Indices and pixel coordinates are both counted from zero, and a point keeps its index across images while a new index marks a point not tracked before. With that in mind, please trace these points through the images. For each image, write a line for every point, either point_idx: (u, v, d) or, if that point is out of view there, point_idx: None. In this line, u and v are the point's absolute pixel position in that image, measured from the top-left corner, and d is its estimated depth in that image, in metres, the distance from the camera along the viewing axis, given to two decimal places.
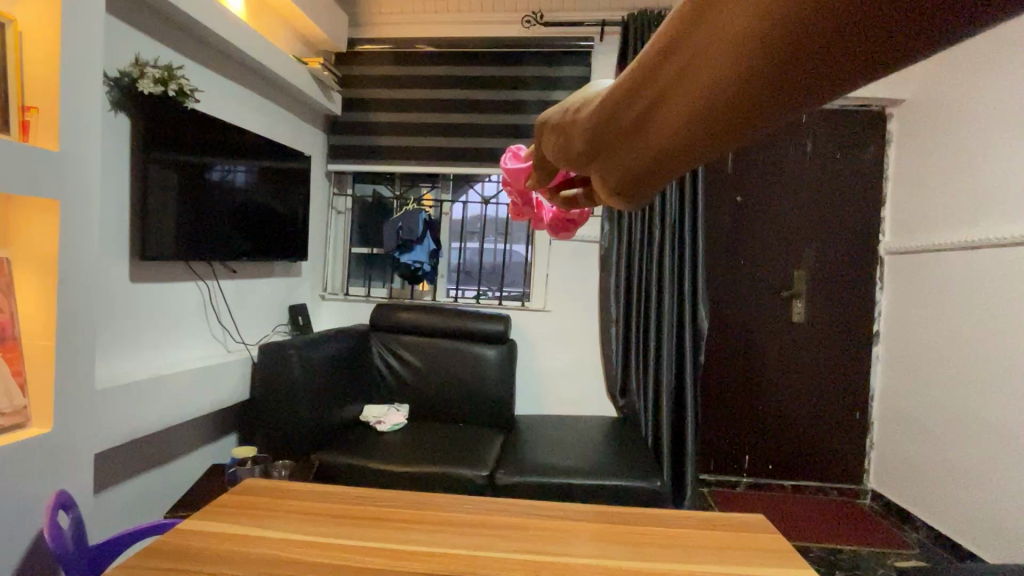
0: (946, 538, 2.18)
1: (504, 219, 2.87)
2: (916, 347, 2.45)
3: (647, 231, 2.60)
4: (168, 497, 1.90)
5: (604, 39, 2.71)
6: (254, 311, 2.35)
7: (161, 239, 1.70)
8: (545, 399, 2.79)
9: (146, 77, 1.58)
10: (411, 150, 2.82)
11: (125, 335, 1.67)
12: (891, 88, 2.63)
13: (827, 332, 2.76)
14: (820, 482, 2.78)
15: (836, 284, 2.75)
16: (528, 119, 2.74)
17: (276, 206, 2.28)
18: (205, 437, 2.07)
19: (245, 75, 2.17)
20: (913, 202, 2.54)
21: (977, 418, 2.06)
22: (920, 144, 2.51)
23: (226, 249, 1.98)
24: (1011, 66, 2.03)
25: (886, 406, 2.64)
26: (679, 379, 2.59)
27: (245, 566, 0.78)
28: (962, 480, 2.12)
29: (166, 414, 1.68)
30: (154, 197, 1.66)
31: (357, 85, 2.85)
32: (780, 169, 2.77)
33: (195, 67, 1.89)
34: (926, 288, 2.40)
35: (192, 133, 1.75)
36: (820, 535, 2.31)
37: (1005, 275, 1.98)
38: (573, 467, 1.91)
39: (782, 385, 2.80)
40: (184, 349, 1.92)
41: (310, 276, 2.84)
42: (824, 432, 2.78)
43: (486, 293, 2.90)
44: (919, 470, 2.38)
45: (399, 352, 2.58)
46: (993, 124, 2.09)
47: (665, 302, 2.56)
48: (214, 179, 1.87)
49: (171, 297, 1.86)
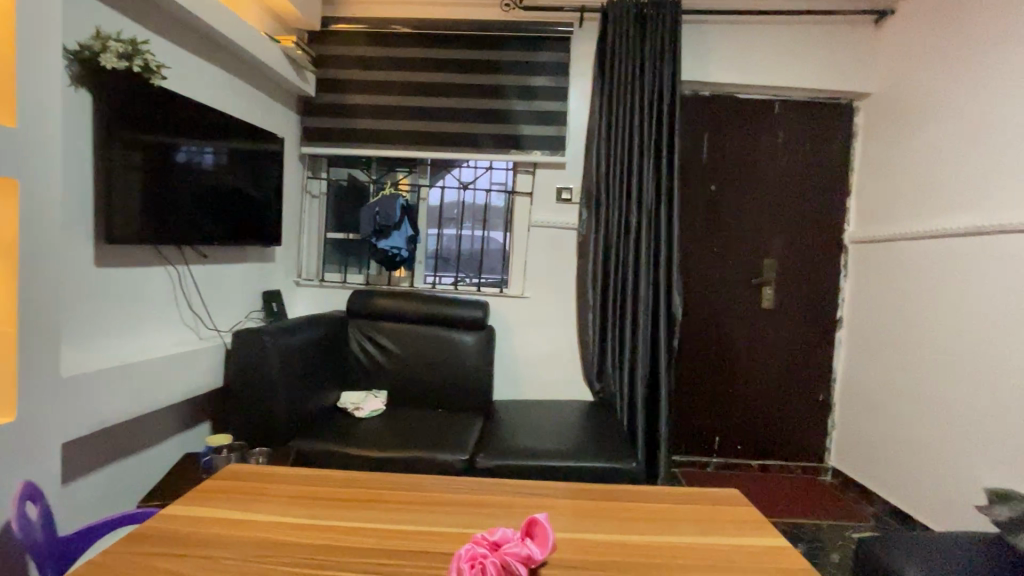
0: (901, 511, 2.32)
1: (482, 205, 2.86)
2: (875, 332, 2.58)
3: (624, 218, 2.63)
4: (140, 486, 1.86)
5: (583, 25, 2.72)
6: (227, 297, 2.29)
7: (127, 221, 1.63)
8: (524, 384, 2.83)
9: (110, 51, 1.50)
10: (387, 134, 2.76)
11: (89, 321, 1.61)
12: (858, 81, 2.71)
13: (794, 317, 2.86)
14: (784, 461, 2.90)
15: (804, 271, 2.85)
16: (508, 104, 2.71)
17: (248, 189, 2.21)
18: (176, 426, 2.02)
19: (216, 54, 2.10)
20: (877, 192, 2.63)
21: (932, 400, 2.18)
22: (885, 136, 2.61)
23: (196, 233, 1.92)
24: (973, 63, 2.12)
25: (848, 388, 2.77)
26: (654, 364, 2.65)
27: (231, 546, 0.83)
28: (917, 457, 2.25)
29: (135, 404, 1.63)
30: (118, 178, 1.59)
31: (331, 65, 2.78)
32: (752, 157, 2.84)
33: (162, 42, 1.82)
34: (887, 276, 2.51)
35: (156, 112, 1.67)
36: (786, 511, 2.42)
37: (961, 263, 2.08)
38: (550, 450, 1.95)
39: (751, 369, 2.90)
40: (154, 336, 1.86)
41: (284, 261, 2.78)
42: (789, 414, 2.89)
43: (464, 279, 2.89)
44: (877, 448, 2.51)
45: (376, 339, 2.56)
46: (953, 119, 2.19)
47: (641, 289, 2.61)
48: (181, 160, 1.80)
49: (140, 283, 1.79)
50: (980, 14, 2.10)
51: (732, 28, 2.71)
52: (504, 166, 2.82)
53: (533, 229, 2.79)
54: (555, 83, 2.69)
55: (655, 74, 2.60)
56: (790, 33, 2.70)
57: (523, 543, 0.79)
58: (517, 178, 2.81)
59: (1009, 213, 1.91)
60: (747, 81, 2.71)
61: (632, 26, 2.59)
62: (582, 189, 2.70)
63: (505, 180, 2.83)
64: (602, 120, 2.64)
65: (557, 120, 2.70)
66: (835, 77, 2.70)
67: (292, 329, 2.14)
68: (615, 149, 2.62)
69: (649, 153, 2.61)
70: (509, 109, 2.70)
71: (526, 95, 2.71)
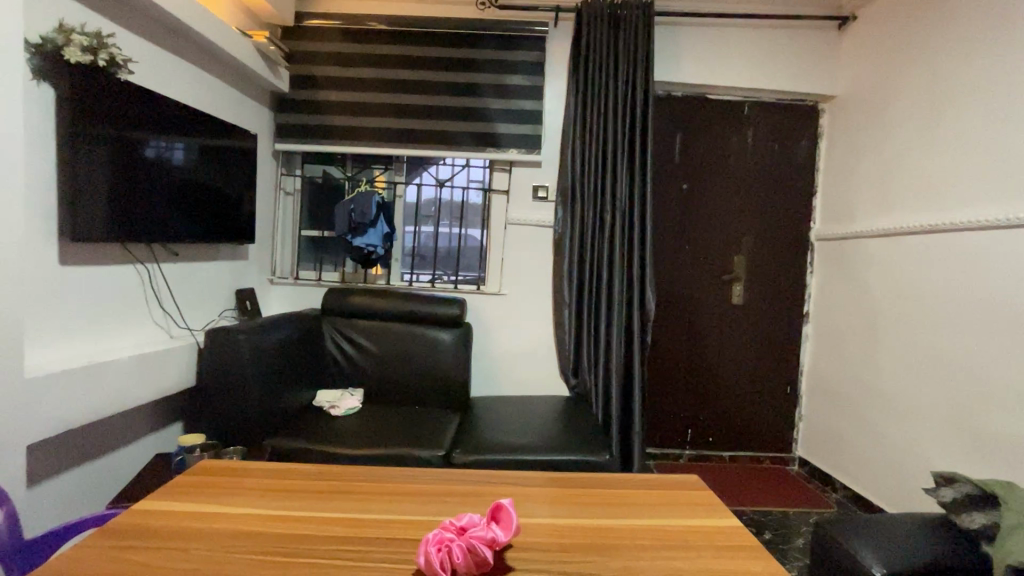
0: (863, 497, 2.42)
1: (459, 203, 2.87)
2: (839, 326, 2.68)
3: (599, 215, 2.68)
4: (110, 488, 1.82)
5: (559, 25, 2.75)
6: (199, 295, 2.25)
7: (93, 219, 1.59)
8: (501, 380, 2.86)
9: (74, 44, 1.47)
10: (363, 131, 2.75)
11: (54, 320, 1.57)
12: (823, 83, 2.80)
13: (763, 312, 2.95)
14: (754, 452, 3.00)
15: (772, 267, 2.94)
16: (484, 102, 2.73)
17: (220, 186, 2.18)
18: (147, 427, 1.99)
19: (185, 48, 2.06)
20: (841, 191, 2.74)
21: (892, 390, 2.28)
22: (848, 137, 2.71)
23: (166, 230, 1.89)
24: (929, 67, 2.22)
25: (814, 380, 2.87)
26: (628, 358, 2.70)
27: (206, 537, 0.93)
28: (878, 445, 2.35)
29: (104, 404, 1.61)
30: (84, 175, 1.55)
31: (305, 61, 2.75)
32: (723, 157, 2.91)
33: (128, 36, 1.78)
34: (850, 272, 2.61)
35: (122, 107, 1.64)
36: (754, 500, 2.51)
37: (918, 260, 2.18)
38: (526, 444, 1.98)
39: (722, 362, 2.98)
40: (123, 336, 1.83)
41: (258, 259, 2.74)
42: (759, 407, 2.99)
43: (441, 277, 2.90)
44: (841, 438, 2.62)
45: (353, 337, 2.55)
46: (912, 122, 2.29)
47: (616, 285, 2.66)
48: (149, 156, 1.77)
49: (108, 282, 1.76)
50: (937, 22, 2.20)
51: (704, 31, 2.77)
52: (481, 164, 2.83)
53: (510, 227, 2.81)
54: (531, 82, 2.72)
55: (629, 75, 2.65)
56: (759, 36, 2.78)
57: (489, 527, 0.90)
58: (494, 176, 2.83)
59: (961, 213, 2.01)
60: (718, 82, 2.78)
61: (607, 27, 2.63)
62: (558, 187, 2.73)
63: (482, 177, 2.85)
64: (577, 119, 2.68)
65: (533, 118, 2.72)
66: (802, 79, 2.79)
67: (266, 327, 2.12)
68: (590, 148, 2.66)
69: (624, 152, 2.66)
70: (486, 108, 2.71)
71: (503, 94, 2.72)
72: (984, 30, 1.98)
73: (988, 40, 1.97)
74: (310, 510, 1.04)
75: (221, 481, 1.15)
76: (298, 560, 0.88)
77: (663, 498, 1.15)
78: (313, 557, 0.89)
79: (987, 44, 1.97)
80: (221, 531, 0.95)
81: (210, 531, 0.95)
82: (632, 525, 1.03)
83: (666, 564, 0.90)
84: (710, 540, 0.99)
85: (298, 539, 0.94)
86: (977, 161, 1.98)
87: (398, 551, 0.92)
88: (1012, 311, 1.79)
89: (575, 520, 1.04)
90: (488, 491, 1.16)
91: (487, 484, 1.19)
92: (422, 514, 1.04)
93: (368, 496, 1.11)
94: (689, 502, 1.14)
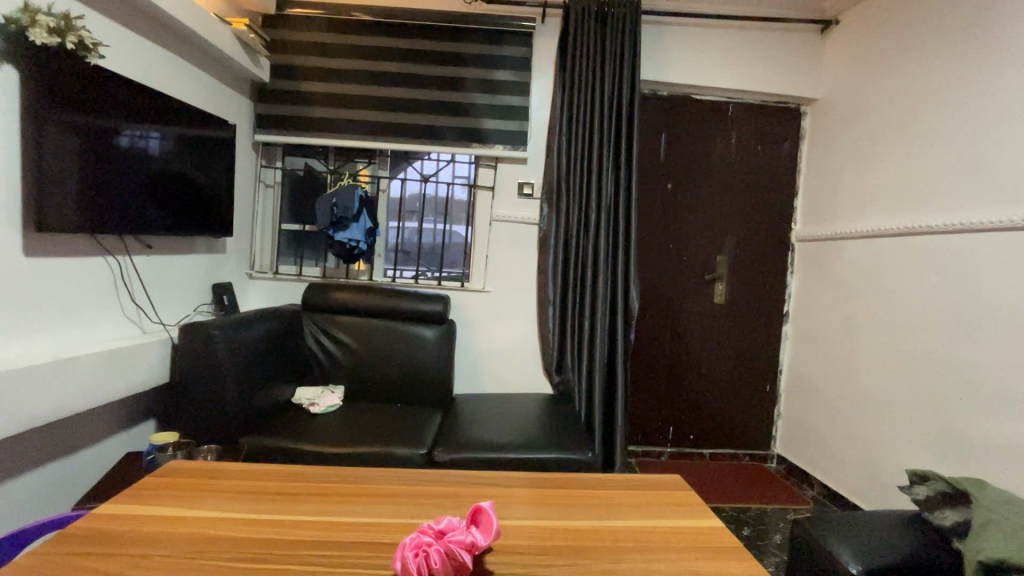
0: (838, 495, 2.47)
1: (444, 199, 2.85)
2: (817, 326, 2.73)
3: (585, 212, 2.67)
4: (79, 487, 1.77)
5: (547, 22, 2.74)
6: (173, 289, 2.19)
7: (60, 209, 1.53)
8: (485, 377, 2.85)
9: (40, 25, 1.39)
10: (346, 124, 2.69)
11: (15, 313, 1.50)
12: (806, 87, 2.85)
13: (743, 311, 2.99)
14: (734, 449, 3.04)
15: (754, 267, 2.98)
16: (469, 98, 2.69)
17: (197, 177, 2.13)
18: (118, 424, 1.94)
19: (160, 33, 1.99)
20: (820, 193, 2.79)
21: (867, 391, 2.33)
22: (828, 140, 2.76)
23: (140, 222, 1.83)
24: (910, 71, 2.25)
25: (793, 379, 2.91)
26: (612, 356, 2.70)
27: (170, 542, 0.90)
28: (853, 443, 2.40)
29: (75, 401, 1.56)
30: (51, 163, 1.49)
31: (286, 51, 2.69)
32: (706, 156, 2.94)
33: (99, 19, 1.71)
34: (829, 273, 2.66)
35: (93, 92, 1.58)
36: (732, 496, 2.55)
37: (894, 262, 2.23)
38: (509, 442, 1.97)
39: (702, 360, 3.01)
40: (93, 331, 1.78)
41: (237, 253, 2.69)
42: (738, 405, 3.02)
43: (425, 273, 2.86)
44: (818, 436, 2.67)
45: (334, 333, 2.51)
46: (892, 125, 2.33)
47: (599, 282, 2.67)
48: (123, 146, 1.72)
49: (77, 274, 1.70)
50: (916, 27, 2.24)
51: (689, 31, 2.79)
52: (467, 160, 2.82)
53: (494, 223, 2.79)
54: (517, 77, 2.69)
55: (614, 73, 2.65)
56: (744, 37, 2.81)
57: (468, 531, 0.89)
58: (478, 172, 2.81)
59: (939, 215, 2.05)
60: (703, 82, 2.80)
61: (594, 23, 2.62)
62: (544, 183, 2.73)
63: (467, 173, 2.84)
64: (562, 115, 2.67)
65: (519, 114, 2.70)
66: (784, 81, 2.83)
67: (243, 323, 2.06)
68: (576, 145, 2.66)
69: (608, 150, 2.67)
70: (471, 103, 2.68)
71: (489, 89, 2.69)
72: (963, 35, 2.02)
73: (967, 46, 2.00)
74: (280, 513, 1.01)
75: (186, 483, 1.11)
76: (266, 566, 0.85)
77: (644, 498, 1.16)
78: (282, 563, 0.86)
79: (964, 50, 2.01)
80: (188, 535, 0.92)
81: (171, 536, 0.92)
82: (613, 526, 1.03)
83: (646, 566, 0.90)
84: (690, 541, 0.99)
85: (268, 543, 0.91)
86: (953, 165, 2.02)
87: (372, 555, 0.90)
88: (984, 311, 1.83)
89: (557, 522, 1.04)
90: (469, 491, 1.15)
91: (467, 484, 1.18)
92: (400, 517, 1.02)
93: (344, 497, 1.09)
94: (670, 502, 1.14)
